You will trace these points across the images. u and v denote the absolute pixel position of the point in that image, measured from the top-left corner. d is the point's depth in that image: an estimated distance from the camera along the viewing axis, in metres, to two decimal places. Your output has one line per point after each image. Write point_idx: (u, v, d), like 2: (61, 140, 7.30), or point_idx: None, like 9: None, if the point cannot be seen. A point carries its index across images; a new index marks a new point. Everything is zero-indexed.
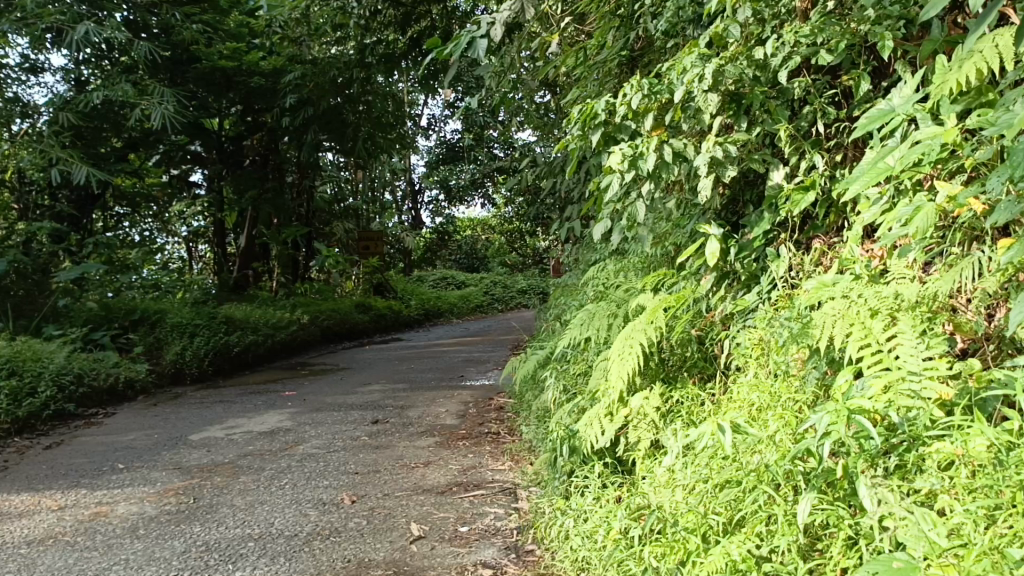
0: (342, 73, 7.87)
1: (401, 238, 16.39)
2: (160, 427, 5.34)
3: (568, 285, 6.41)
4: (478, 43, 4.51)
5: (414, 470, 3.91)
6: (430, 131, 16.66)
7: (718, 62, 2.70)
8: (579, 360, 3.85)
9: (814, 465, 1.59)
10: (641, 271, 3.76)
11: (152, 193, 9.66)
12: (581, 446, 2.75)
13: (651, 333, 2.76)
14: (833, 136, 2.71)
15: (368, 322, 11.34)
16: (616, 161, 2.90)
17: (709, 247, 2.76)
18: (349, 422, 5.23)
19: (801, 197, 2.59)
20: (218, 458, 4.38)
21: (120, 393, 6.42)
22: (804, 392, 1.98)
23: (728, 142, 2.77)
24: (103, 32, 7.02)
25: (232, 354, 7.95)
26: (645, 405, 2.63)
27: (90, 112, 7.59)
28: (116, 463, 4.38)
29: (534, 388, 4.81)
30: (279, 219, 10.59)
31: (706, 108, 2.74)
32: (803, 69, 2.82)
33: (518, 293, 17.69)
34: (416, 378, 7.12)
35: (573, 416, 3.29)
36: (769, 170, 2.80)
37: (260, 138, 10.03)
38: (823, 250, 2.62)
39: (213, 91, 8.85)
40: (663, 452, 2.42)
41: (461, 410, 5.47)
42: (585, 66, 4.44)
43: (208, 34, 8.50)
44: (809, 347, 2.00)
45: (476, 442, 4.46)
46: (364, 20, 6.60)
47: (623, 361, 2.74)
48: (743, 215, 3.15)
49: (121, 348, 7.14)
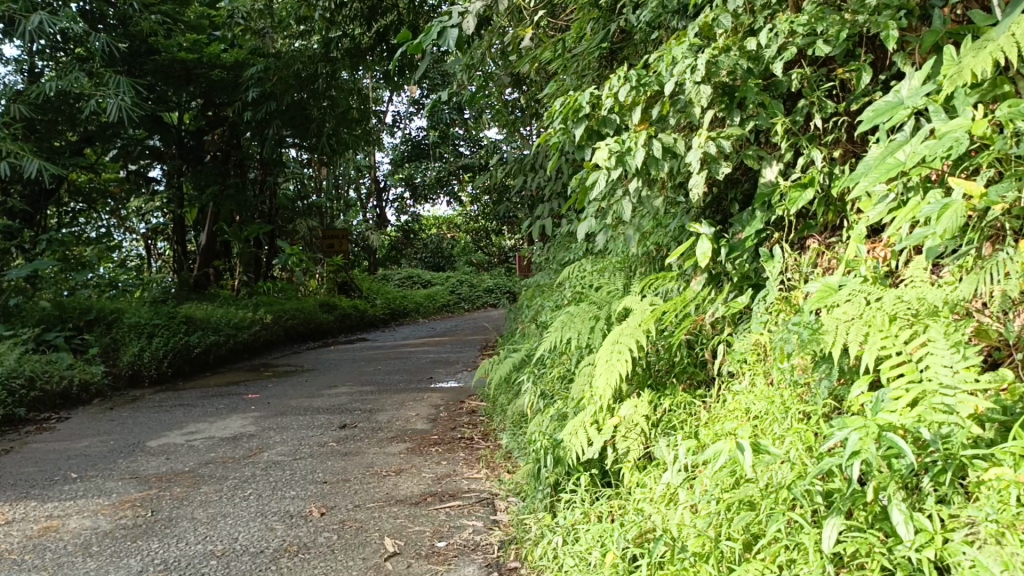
0: (306, 68, 7.67)
1: (365, 236, 16.11)
2: (117, 432, 5.10)
3: (541, 284, 6.26)
4: (450, 33, 4.34)
5: (386, 479, 3.74)
6: (395, 128, 16.41)
7: (711, 53, 2.58)
8: (558, 363, 3.71)
9: (838, 486, 1.47)
10: (624, 272, 3.63)
11: (109, 189, 9.34)
12: (566, 456, 2.61)
13: (640, 337, 2.64)
14: (830, 130, 2.61)
15: (333, 321, 11.11)
16: (603, 156, 2.77)
17: (699, 247, 2.63)
18: (316, 426, 5.03)
19: (799, 195, 2.48)
20: (178, 467, 4.16)
21: (75, 397, 6.15)
22: (813, 402, 1.87)
23: (721, 136, 2.66)
24: (58, 22, 6.72)
25: (193, 355, 7.68)
26: (634, 414, 2.51)
27: (45, 104, 7.28)
28: (69, 473, 4.14)
29: (507, 391, 4.66)
30: (242, 216, 10.32)
31: (698, 100, 2.62)
32: (799, 60, 2.71)
33: (484, 292, 17.50)
34: (383, 380, 6.92)
35: (555, 424, 3.14)
36: (762, 166, 2.68)
37: (222, 134, 9.75)
38: (820, 251, 2.51)
39: (172, 83, 8.57)
40: (658, 465, 2.30)
41: (432, 413, 5.31)
42: (563, 59, 4.28)
43: (167, 25, 8.21)
44: (819, 354, 1.87)
45: (449, 447, 4.31)
46: (329, 12, 6.45)
47: (611, 366, 2.61)
48: (730, 214, 3.05)
49: (76, 349, 6.85)
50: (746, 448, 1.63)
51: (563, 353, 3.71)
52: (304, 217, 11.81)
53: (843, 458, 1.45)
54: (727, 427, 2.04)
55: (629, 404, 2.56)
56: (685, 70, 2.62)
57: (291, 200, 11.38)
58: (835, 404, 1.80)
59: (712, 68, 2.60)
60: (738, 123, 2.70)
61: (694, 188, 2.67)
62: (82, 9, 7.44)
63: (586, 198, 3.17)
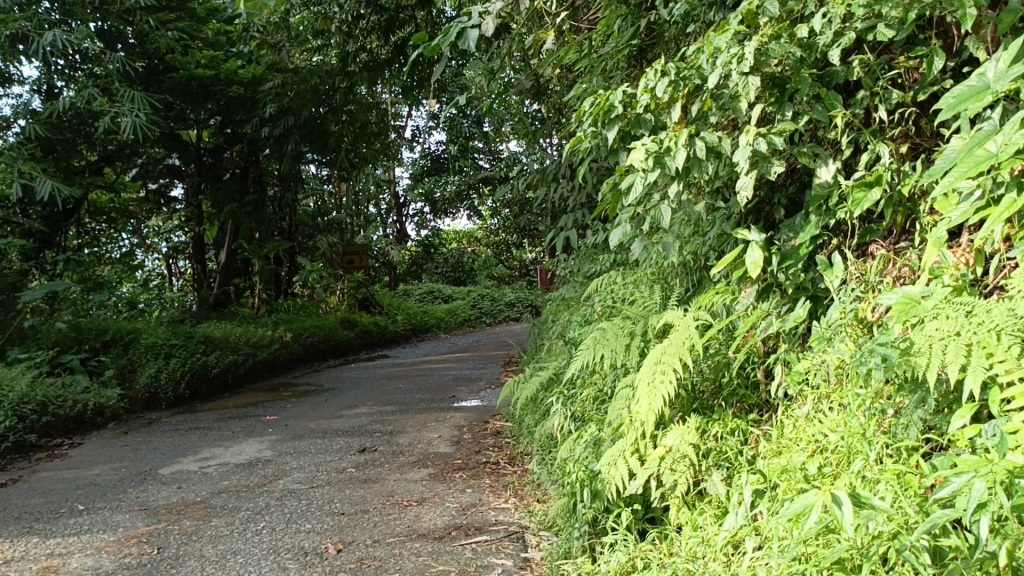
0: (324, 82, 7.31)
1: (385, 251, 15.87)
2: (128, 459, 4.88)
3: (566, 298, 6.00)
4: (469, 33, 4.07)
5: (407, 509, 3.49)
6: (415, 142, 16.24)
7: (760, 40, 2.34)
8: (589, 384, 3.45)
9: (960, 546, 1.24)
10: (661, 284, 3.37)
11: (128, 208, 9.21)
12: (605, 491, 2.36)
13: (686, 358, 2.38)
14: (897, 122, 2.36)
15: (353, 338, 10.88)
16: (639, 158, 2.53)
17: (750, 255, 2.38)
18: (334, 450, 4.79)
19: (863, 196, 2.23)
20: (190, 497, 3.93)
21: (88, 422, 5.95)
22: (906, 436, 1.62)
23: (773, 132, 2.40)
24: (73, 38, 6.56)
25: (211, 375, 7.47)
26: (682, 444, 2.25)
27: (60, 123, 7.13)
28: (76, 505, 3.92)
29: (534, 411, 4.39)
30: (261, 233, 10.17)
31: (745, 93, 2.38)
32: (858, 48, 2.46)
33: (507, 305, 17.10)
34: (404, 399, 6.69)
35: (590, 451, 2.87)
36: (817, 165, 2.43)
37: (240, 150, 9.61)
38: (889, 257, 2.25)
39: (189, 101, 8.43)
40: (715, 506, 2.05)
41: (455, 435, 5.05)
42: (588, 59, 4.05)
43: (184, 41, 8.07)
44: (910, 379, 1.63)
45: (474, 473, 4.04)
46: (346, 25, 6.28)
47: (655, 389, 2.36)
48: (778, 219, 2.80)
49: (92, 372, 6.67)
50: (843, 500, 1.39)
51: (596, 372, 3.44)
52: (324, 233, 11.61)
53: (963, 511, 1.22)
54: (795, 461, 1.80)
55: (675, 432, 2.31)
56: (732, 58, 2.37)
57: (310, 216, 11.19)
58: (931, 438, 1.56)
59: (762, 57, 2.36)
60: (789, 117, 2.46)
61: (743, 190, 2.41)
62: (100, 28, 7.37)
63: (619, 203, 2.91)
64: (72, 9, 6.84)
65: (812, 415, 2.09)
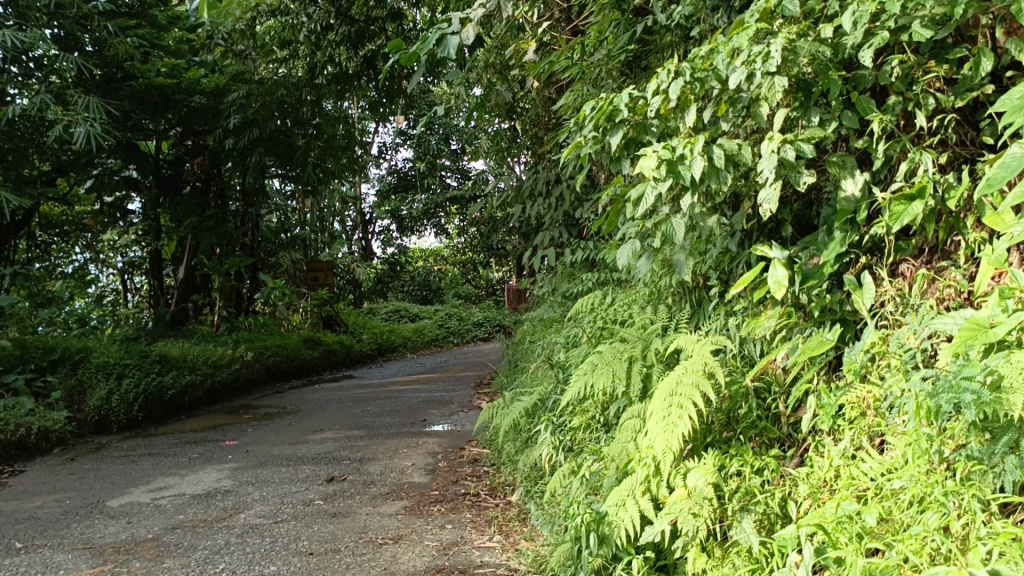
0: (292, 95, 6.95)
1: (351, 268, 15.52)
2: (75, 489, 4.50)
3: (544, 320, 5.74)
4: (450, 40, 3.77)
5: (383, 548, 3.19)
6: (381, 158, 15.96)
7: (787, 38, 2.12)
8: (581, 412, 3.21)
9: None
10: (660, 304, 3.14)
11: (82, 222, 8.80)
12: (613, 535, 2.11)
13: (704, 388, 2.16)
14: (934, 130, 2.16)
15: (317, 358, 10.50)
16: (651, 165, 2.29)
17: (775, 274, 2.15)
18: (299, 480, 4.47)
19: (904, 209, 2.00)
20: (141, 533, 3.58)
21: (32, 447, 5.53)
22: (994, 484, 1.44)
23: (800, 138, 2.17)
24: (24, 38, 6.20)
25: (166, 397, 7.06)
26: (703, 484, 2.01)
27: (12, 130, 6.69)
28: (13, 542, 3.55)
29: (516, 438, 4.12)
30: (223, 249, 9.77)
31: (770, 95, 2.16)
32: (887, 51, 2.25)
33: (475, 325, 16.67)
34: (374, 422, 6.36)
35: (587, 488, 2.62)
36: (843, 176, 2.20)
37: (202, 162, 9.24)
38: (930, 277, 2.03)
39: (148, 111, 8.02)
40: (748, 557, 1.81)
41: (430, 463, 4.74)
42: (578, 66, 3.82)
43: (144, 49, 7.73)
44: (999, 421, 1.44)
45: (452, 506, 3.76)
46: (315, 35, 6.02)
47: (670, 424, 2.13)
48: (794, 237, 2.58)
49: (37, 394, 6.25)
50: None
51: (587, 400, 3.22)
52: (287, 249, 11.21)
53: None
54: (848, 509, 1.59)
55: (695, 472, 2.07)
56: (756, 56, 2.14)
57: (273, 232, 10.80)
58: None
59: (789, 56, 2.15)
60: (816, 123, 2.24)
61: (766, 202, 2.18)
62: (56, 36, 7.04)
63: (621, 217, 2.68)
64: (27, 12, 6.48)
65: (852, 454, 1.87)
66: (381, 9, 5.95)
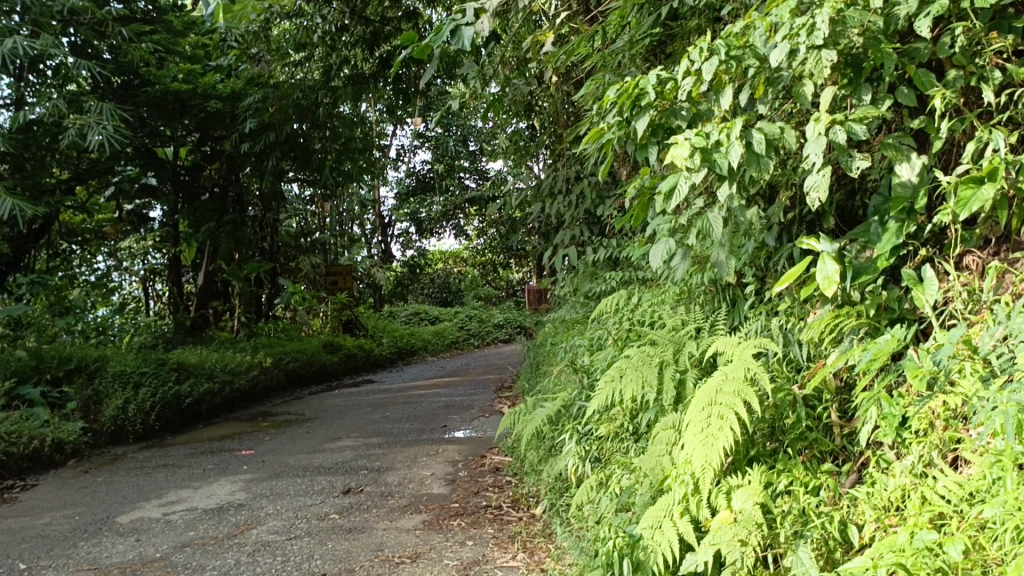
0: (307, 97, 6.77)
1: (370, 272, 15.37)
2: (85, 504, 4.36)
3: (567, 322, 5.53)
4: (464, 31, 3.51)
5: (400, 568, 3.00)
6: (399, 161, 15.77)
7: (835, 7, 1.89)
8: (607, 420, 3.00)
9: None
10: (692, 304, 2.93)
11: (101, 230, 8.71)
12: (650, 561, 1.90)
13: (747, 398, 1.94)
14: (1001, 107, 1.94)
15: (336, 363, 10.35)
16: (683, 154, 2.06)
17: (824, 271, 1.94)
18: (315, 492, 4.29)
19: (974, 193, 1.78)
20: (148, 553, 3.41)
21: (46, 460, 5.40)
22: None
23: (850, 118, 1.95)
24: (35, 46, 6.00)
25: (184, 406, 6.92)
26: (750, 506, 1.80)
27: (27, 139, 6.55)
28: (17, 563, 3.40)
29: (539, 446, 3.92)
30: (241, 254, 9.63)
31: (816, 71, 1.94)
32: (943, 21, 2.03)
33: (496, 327, 16.48)
34: (392, 429, 6.18)
35: (617, 505, 2.42)
36: (897, 160, 1.98)
37: (219, 168, 9.11)
38: (1002, 269, 1.82)
39: (162, 116, 7.88)
40: None
41: (450, 473, 4.55)
42: (600, 55, 3.61)
43: (159, 54, 7.61)
44: None
45: (474, 520, 3.56)
46: (330, 36, 5.86)
47: (710, 440, 1.91)
48: (838, 228, 2.37)
49: (54, 404, 6.13)
50: None
51: (614, 407, 3.01)
52: (305, 254, 11.08)
53: None
54: (928, 539, 1.41)
55: (741, 492, 1.85)
56: (798, 29, 1.93)
57: (291, 237, 10.67)
58: None
59: (837, 27, 1.92)
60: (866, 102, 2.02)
61: (814, 189, 1.97)
62: (72, 43, 6.90)
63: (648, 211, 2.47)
64: (40, 19, 6.24)
65: (921, 471, 1.68)
66: (396, 9, 5.76)
